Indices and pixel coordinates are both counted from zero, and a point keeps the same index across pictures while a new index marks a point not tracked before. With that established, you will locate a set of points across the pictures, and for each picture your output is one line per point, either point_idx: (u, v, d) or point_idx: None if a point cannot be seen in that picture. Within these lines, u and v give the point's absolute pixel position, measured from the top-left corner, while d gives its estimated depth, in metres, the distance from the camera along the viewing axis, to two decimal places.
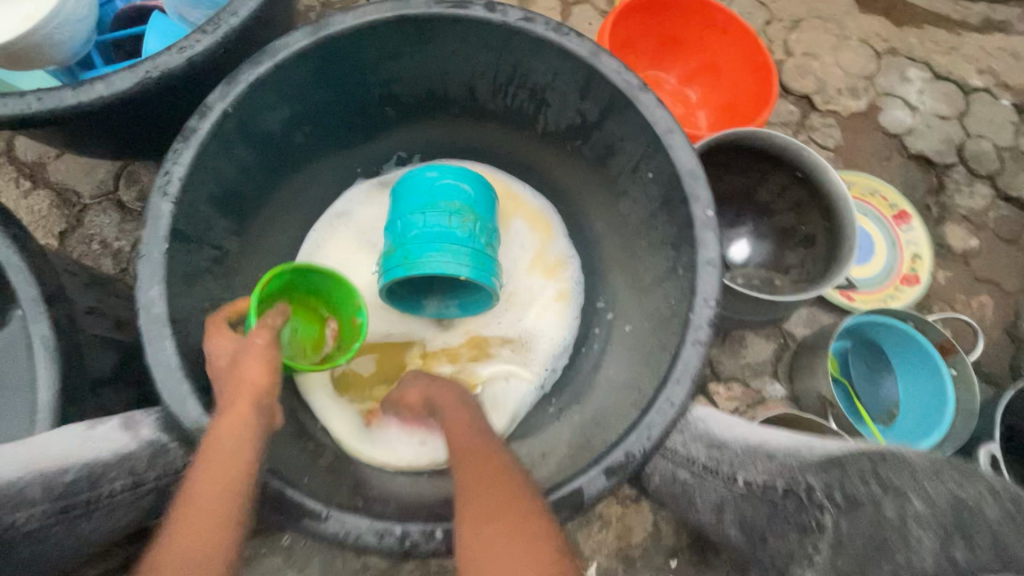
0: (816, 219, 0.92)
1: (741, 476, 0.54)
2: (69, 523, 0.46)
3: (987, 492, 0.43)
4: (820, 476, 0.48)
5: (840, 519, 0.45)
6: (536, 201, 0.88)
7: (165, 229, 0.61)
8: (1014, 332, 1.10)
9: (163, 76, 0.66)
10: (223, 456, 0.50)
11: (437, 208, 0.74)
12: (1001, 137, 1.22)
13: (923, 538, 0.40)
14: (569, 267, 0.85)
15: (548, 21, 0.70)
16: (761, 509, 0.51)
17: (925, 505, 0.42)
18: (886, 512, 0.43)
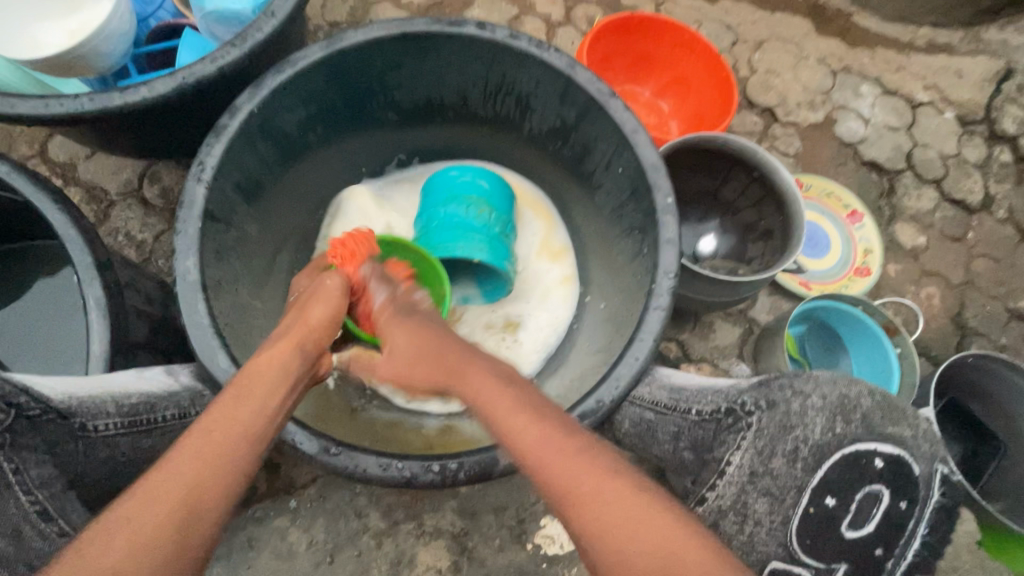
0: (773, 214, 1.04)
1: (695, 408, 0.66)
2: (132, 435, 0.60)
3: (867, 392, 0.61)
4: (753, 394, 0.63)
5: (763, 417, 0.61)
6: (536, 193, 1.00)
7: (199, 210, 0.71)
8: (958, 320, 1.21)
9: (197, 81, 0.76)
10: (261, 380, 0.58)
11: (456, 201, 0.90)
12: (946, 146, 1.34)
13: (815, 417, 0.59)
14: (571, 255, 0.97)
15: (531, 38, 0.81)
16: (710, 427, 0.65)
17: (821, 399, 0.60)
18: (793, 407, 0.60)
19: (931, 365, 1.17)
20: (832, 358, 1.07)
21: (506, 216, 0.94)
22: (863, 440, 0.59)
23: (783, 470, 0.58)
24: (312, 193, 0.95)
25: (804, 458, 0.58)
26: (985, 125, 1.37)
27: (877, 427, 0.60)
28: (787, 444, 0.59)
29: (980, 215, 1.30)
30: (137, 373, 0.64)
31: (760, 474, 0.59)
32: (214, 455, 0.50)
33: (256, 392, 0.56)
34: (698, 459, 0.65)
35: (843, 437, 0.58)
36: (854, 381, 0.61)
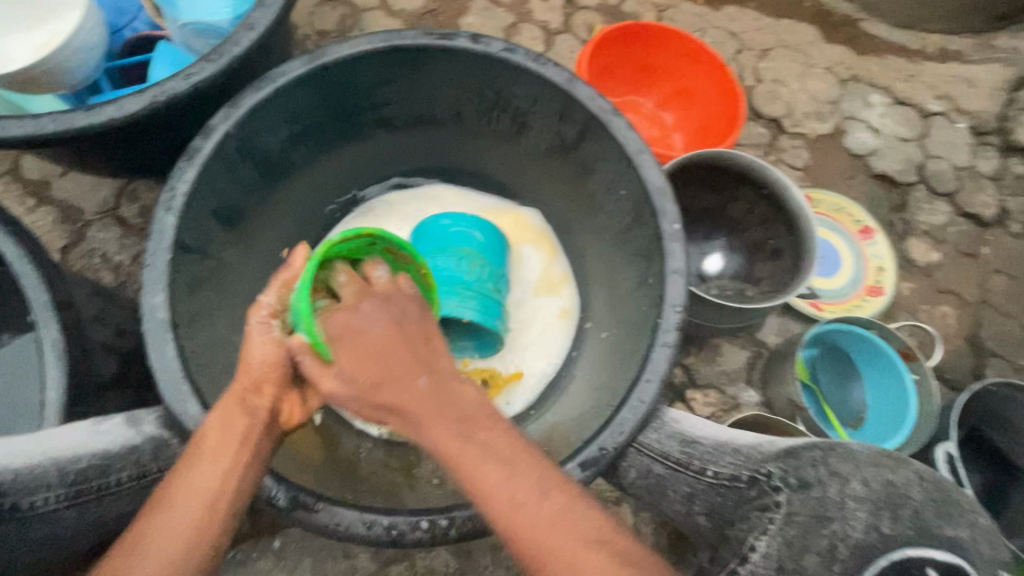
0: (782, 233, 0.99)
1: (711, 469, 0.63)
2: (80, 506, 0.54)
3: (915, 479, 0.56)
4: (779, 465, 0.59)
5: (793, 496, 0.56)
6: (539, 223, 0.95)
7: (170, 240, 0.65)
8: (974, 341, 1.16)
9: (169, 100, 0.71)
10: (213, 443, 0.54)
11: (449, 252, 0.85)
12: (958, 158, 1.29)
13: (856, 510, 0.54)
14: (571, 283, 0.92)
15: (528, 51, 0.76)
16: (730, 495, 0.60)
17: (863, 486, 0.55)
18: (830, 492, 0.55)
19: (946, 388, 1.12)
20: (844, 386, 1.02)
21: (499, 269, 0.88)
22: (913, 544, 0.51)
23: (819, 571, 0.51)
24: (296, 215, 0.90)
25: (842, 559, 0.51)
26: (999, 136, 1.33)
27: (931, 527, 0.52)
28: (823, 540, 0.53)
29: (994, 229, 1.26)
30: (89, 428, 0.58)
31: (790, 571, 0.51)
32: (167, 553, 0.49)
33: (213, 459, 0.53)
34: (714, 527, 0.61)
35: (890, 538, 0.52)
36: (899, 466, 0.57)
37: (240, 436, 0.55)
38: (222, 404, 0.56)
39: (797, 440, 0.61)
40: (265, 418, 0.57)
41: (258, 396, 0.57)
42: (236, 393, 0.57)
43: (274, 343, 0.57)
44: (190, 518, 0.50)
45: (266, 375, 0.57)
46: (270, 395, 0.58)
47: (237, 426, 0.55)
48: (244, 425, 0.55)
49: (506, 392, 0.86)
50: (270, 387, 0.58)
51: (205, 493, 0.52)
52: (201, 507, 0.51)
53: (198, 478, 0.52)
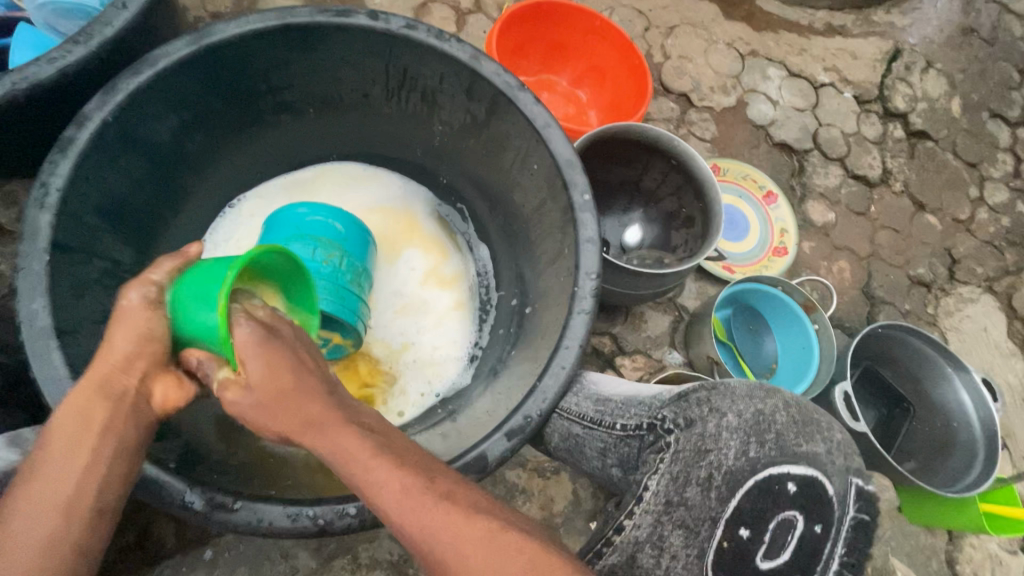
0: (692, 201, 1.04)
1: (619, 422, 0.66)
2: None
3: (782, 406, 0.65)
4: (672, 410, 0.64)
5: (681, 435, 0.62)
6: (433, 228, 0.96)
7: (45, 240, 0.60)
8: (867, 291, 1.28)
9: (31, 87, 0.65)
10: (70, 430, 0.51)
11: (304, 240, 0.80)
12: (847, 125, 1.41)
13: (730, 440, 0.61)
14: (465, 280, 0.94)
15: (429, 28, 0.75)
16: (633, 444, 0.65)
17: (736, 418, 0.62)
18: (709, 427, 0.62)
19: (846, 336, 1.23)
20: (758, 340, 1.10)
21: (361, 261, 0.85)
22: (776, 463, 0.60)
23: (698, 499, 0.59)
24: (199, 208, 0.85)
25: (717, 486, 0.59)
26: (880, 104, 1.45)
27: (790, 446, 0.62)
28: (702, 470, 0.60)
29: (880, 188, 1.38)
30: None
31: (675, 503, 0.59)
32: (29, 538, 0.46)
33: (67, 452, 0.50)
34: (625, 477, 0.66)
35: (756, 461, 0.60)
36: (768, 395, 0.65)
37: (99, 424, 0.52)
38: (81, 390, 0.53)
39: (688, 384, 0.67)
40: (133, 400, 0.55)
41: (125, 377, 0.55)
42: (97, 376, 0.54)
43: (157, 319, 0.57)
44: (44, 513, 0.47)
45: (140, 350, 0.55)
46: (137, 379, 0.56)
47: (96, 411, 0.53)
48: (104, 411, 0.53)
49: (417, 384, 0.87)
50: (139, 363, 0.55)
51: (61, 486, 0.49)
52: (53, 506, 0.48)
53: (50, 472, 0.49)
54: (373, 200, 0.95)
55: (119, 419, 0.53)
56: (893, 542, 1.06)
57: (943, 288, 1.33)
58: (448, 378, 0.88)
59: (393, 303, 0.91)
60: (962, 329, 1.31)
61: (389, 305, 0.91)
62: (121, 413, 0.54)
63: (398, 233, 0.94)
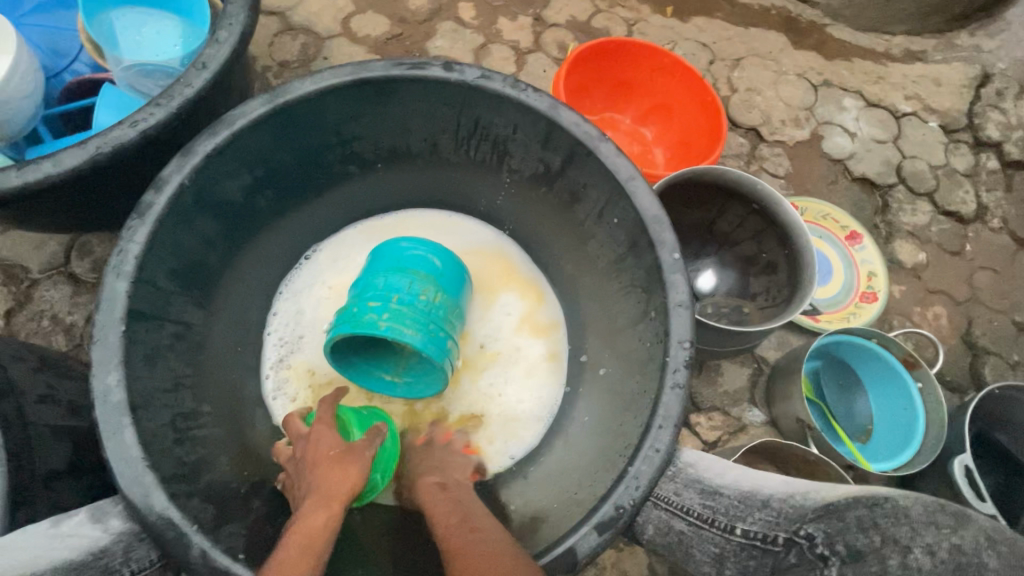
0: (776, 246, 0.96)
1: (740, 526, 0.55)
2: None
3: (985, 540, 0.47)
4: (820, 528, 0.50)
5: (846, 571, 0.48)
6: (529, 270, 0.90)
7: (122, 309, 0.59)
8: (968, 340, 1.15)
9: (114, 151, 0.64)
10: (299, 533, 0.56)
11: (401, 273, 0.76)
12: (934, 157, 1.30)
13: None
14: (561, 329, 0.87)
15: (505, 77, 0.72)
16: (763, 560, 0.52)
17: (926, 555, 0.46)
18: (890, 563, 0.46)
19: (946, 390, 1.11)
20: (850, 399, 0.99)
21: (456, 302, 0.81)
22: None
23: None
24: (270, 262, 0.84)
25: None
26: (969, 133, 1.34)
27: None
28: None
29: (975, 225, 1.26)
30: (47, 531, 0.51)
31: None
32: None
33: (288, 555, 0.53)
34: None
35: None
36: (960, 525, 0.48)
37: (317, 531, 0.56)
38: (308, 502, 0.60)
39: (838, 492, 0.53)
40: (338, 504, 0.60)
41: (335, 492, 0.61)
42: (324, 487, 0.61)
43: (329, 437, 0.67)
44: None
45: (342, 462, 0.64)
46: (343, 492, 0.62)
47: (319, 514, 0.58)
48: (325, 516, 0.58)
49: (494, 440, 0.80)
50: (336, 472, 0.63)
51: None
52: None
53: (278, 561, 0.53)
54: (466, 241, 0.91)
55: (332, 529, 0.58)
56: None
57: None
58: (531, 436, 0.81)
59: (483, 348, 0.86)
60: None
61: (479, 350, 0.86)
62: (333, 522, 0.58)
63: (493, 274, 0.90)
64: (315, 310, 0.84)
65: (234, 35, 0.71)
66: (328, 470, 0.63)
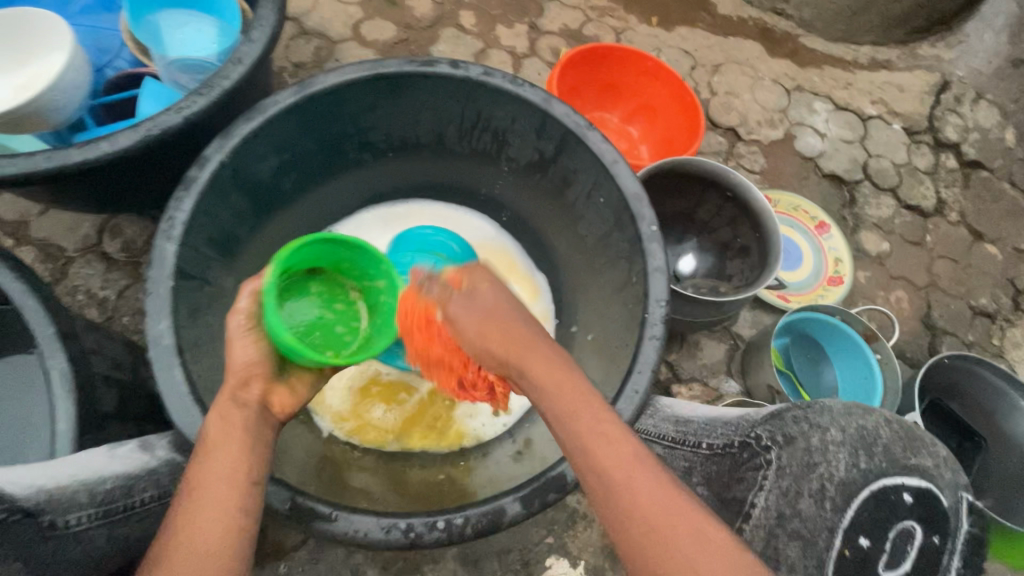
0: (748, 231, 1.06)
1: (706, 442, 0.68)
2: (107, 524, 0.56)
3: (884, 421, 0.63)
4: (766, 428, 0.64)
5: (783, 452, 0.62)
6: (526, 265, 1.00)
7: (171, 268, 0.67)
8: (928, 321, 1.26)
9: (161, 133, 0.73)
10: (219, 438, 0.56)
11: (426, 253, 0.94)
12: (898, 156, 1.42)
13: (838, 453, 0.60)
14: (551, 323, 0.97)
15: (505, 74, 0.82)
16: (724, 462, 0.66)
17: (841, 432, 0.61)
18: (814, 441, 0.61)
19: (907, 366, 1.21)
20: (817, 369, 1.09)
21: None
22: (888, 474, 0.59)
23: (812, 512, 0.58)
24: (291, 239, 0.92)
25: (832, 497, 0.59)
26: (930, 134, 1.46)
27: (899, 458, 0.61)
28: (813, 483, 0.59)
29: (935, 218, 1.37)
30: (106, 451, 0.59)
31: (788, 516, 0.59)
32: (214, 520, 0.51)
33: (223, 451, 0.55)
34: (714, 496, 0.66)
35: (869, 472, 0.59)
36: (867, 412, 0.64)
37: (240, 427, 0.57)
38: (216, 406, 0.58)
39: (779, 404, 0.67)
40: (258, 409, 0.60)
41: (246, 391, 0.60)
42: (226, 394, 0.59)
43: (252, 341, 0.62)
44: (229, 501, 0.53)
45: (251, 372, 0.61)
46: (257, 391, 0.61)
47: (234, 421, 0.57)
48: (241, 417, 0.58)
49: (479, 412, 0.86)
50: (257, 384, 0.61)
51: (226, 474, 0.54)
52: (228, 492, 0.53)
53: (218, 464, 0.54)
54: (474, 234, 1.01)
55: (253, 427, 0.58)
56: None
57: (1009, 320, 1.30)
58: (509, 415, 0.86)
59: None
60: None
61: None
62: (250, 420, 0.58)
63: (496, 267, 1.00)
64: None
65: (266, 34, 0.80)
66: (227, 391, 0.59)
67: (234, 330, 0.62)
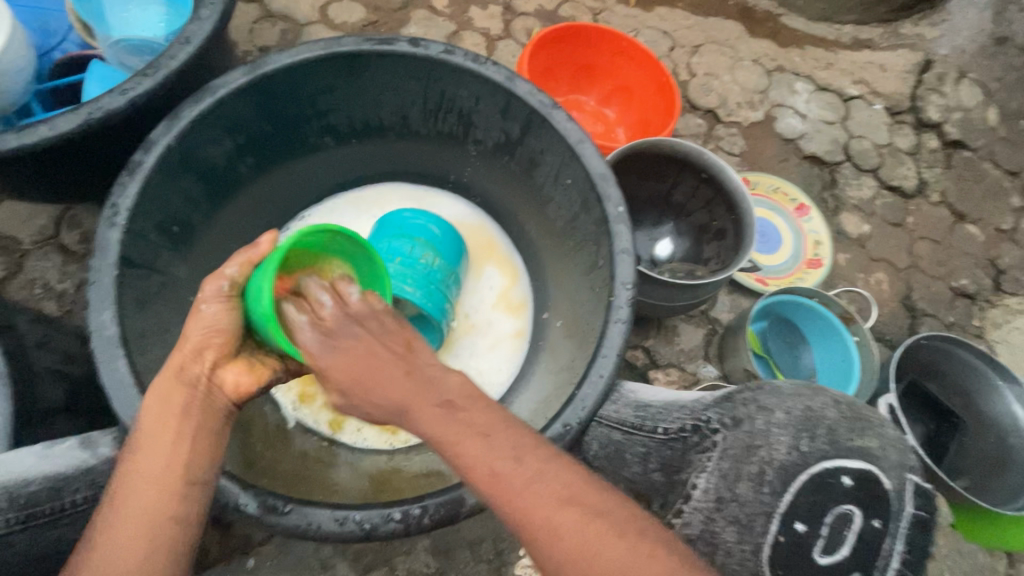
0: (723, 213, 1.04)
1: (661, 426, 0.67)
2: (35, 528, 0.55)
3: (832, 402, 0.64)
4: (717, 411, 0.65)
5: (727, 435, 0.63)
6: (507, 248, 0.97)
7: (115, 255, 0.65)
8: (908, 303, 1.25)
9: (105, 116, 0.70)
10: (155, 430, 0.54)
11: (404, 239, 0.86)
12: (879, 137, 1.40)
13: (779, 436, 0.62)
14: (529, 310, 0.93)
15: (467, 52, 0.79)
16: (677, 447, 0.66)
17: (785, 415, 0.63)
18: (758, 424, 0.63)
19: (886, 349, 1.20)
20: (795, 353, 1.08)
21: (453, 267, 0.89)
22: (829, 458, 0.61)
23: (750, 496, 0.61)
24: (253, 228, 0.90)
25: (770, 481, 0.60)
26: (912, 114, 1.44)
27: (843, 440, 0.62)
28: (753, 466, 0.61)
29: (917, 199, 1.36)
30: (43, 450, 0.57)
31: (726, 500, 0.61)
32: (138, 526, 0.50)
33: (154, 444, 0.53)
34: (667, 480, 0.68)
35: (809, 455, 0.61)
36: (818, 393, 0.65)
37: (178, 411, 0.54)
38: (159, 383, 0.55)
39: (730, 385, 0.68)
40: (206, 388, 0.56)
41: (197, 364, 0.56)
42: (175, 364, 0.56)
43: (227, 310, 0.57)
44: (155, 502, 0.51)
45: (207, 341, 0.56)
46: (213, 361, 0.57)
47: (173, 406, 0.54)
48: (182, 398, 0.55)
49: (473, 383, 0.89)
50: (211, 353, 0.57)
51: (154, 471, 0.52)
52: (154, 486, 0.51)
53: (144, 464, 0.52)
54: (452, 214, 0.98)
55: (194, 410, 0.55)
56: (948, 559, 1.01)
57: (989, 301, 1.29)
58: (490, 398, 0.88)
59: (464, 317, 0.93)
60: (1012, 342, 1.27)
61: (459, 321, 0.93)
62: (193, 404, 0.55)
63: (477, 251, 0.97)
64: None
65: (216, 12, 0.77)
66: (177, 360, 0.56)
67: (208, 294, 0.57)
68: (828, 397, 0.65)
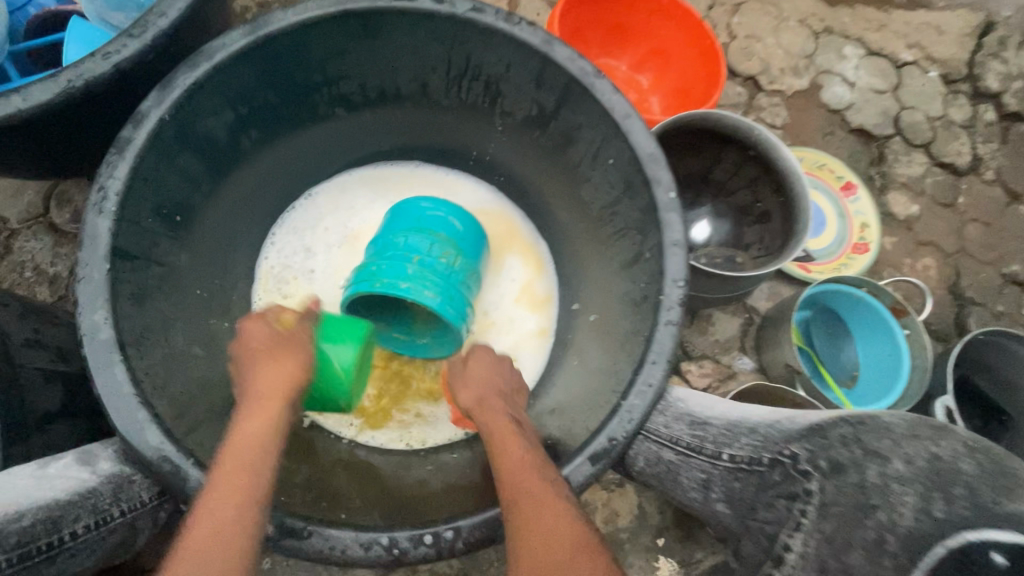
0: (770, 195, 0.95)
1: (727, 452, 0.61)
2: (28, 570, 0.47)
3: (964, 450, 0.50)
4: (804, 447, 0.56)
5: (826, 483, 0.53)
6: (530, 236, 0.90)
7: (106, 248, 0.57)
8: (955, 291, 1.17)
9: (87, 84, 0.62)
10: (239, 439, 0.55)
11: (422, 233, 0.78)
12: (932, 108, 1.28)
13: (902, 494, 0.49)
14: (555, 305, 0.87)
15: (498, 11, 0.68)
16: (749, 480, 0.59)
17: (904, 465, 0.50)
18: (869, 476, 0.51)
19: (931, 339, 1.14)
20: (838, 347, 1.02)
21: (473, 264, 0.82)
22: (973, 527, 0.44)
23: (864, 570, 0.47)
24: (259, 210, 0.82)
25: (893, 553, 0.46)
26: (969, 83, 1.32)
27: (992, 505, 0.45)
28: (868, 531, 0.49)
29: (969, 177, 1.26)
30: (35, 473, 0.52)
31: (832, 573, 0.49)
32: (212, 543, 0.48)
33: (242, 454, 0.53)
34: (735, 515, 0.60)
35: (944, 523, 0.45)
36: (941, 436, 0.51)
37: (270, 429, 0.57)
38: (253, 402, 0.58)
39: (827, 416, 0.58)
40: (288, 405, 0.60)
41: (281, 387, 0.60)
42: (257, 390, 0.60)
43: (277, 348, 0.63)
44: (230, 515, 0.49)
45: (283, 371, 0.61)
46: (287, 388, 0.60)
47: (266, 419, 0.57)
48: (275, 413, 0.58)
49: None
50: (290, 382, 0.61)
51: (238, 483, 0.51)
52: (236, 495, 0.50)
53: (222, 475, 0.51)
54: (471, 199, 0.90)
55: (276, 427, 0.57)
56: None
57: None
58: None
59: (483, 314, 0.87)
60: None
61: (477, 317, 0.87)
62: (280, 422, 0.58)
63: (498, 240, 0.90)
64: (326, 254, 0.86)
65: None
66: (268, 381, 0.60)
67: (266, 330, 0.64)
68: (956, 439, 0.52)
